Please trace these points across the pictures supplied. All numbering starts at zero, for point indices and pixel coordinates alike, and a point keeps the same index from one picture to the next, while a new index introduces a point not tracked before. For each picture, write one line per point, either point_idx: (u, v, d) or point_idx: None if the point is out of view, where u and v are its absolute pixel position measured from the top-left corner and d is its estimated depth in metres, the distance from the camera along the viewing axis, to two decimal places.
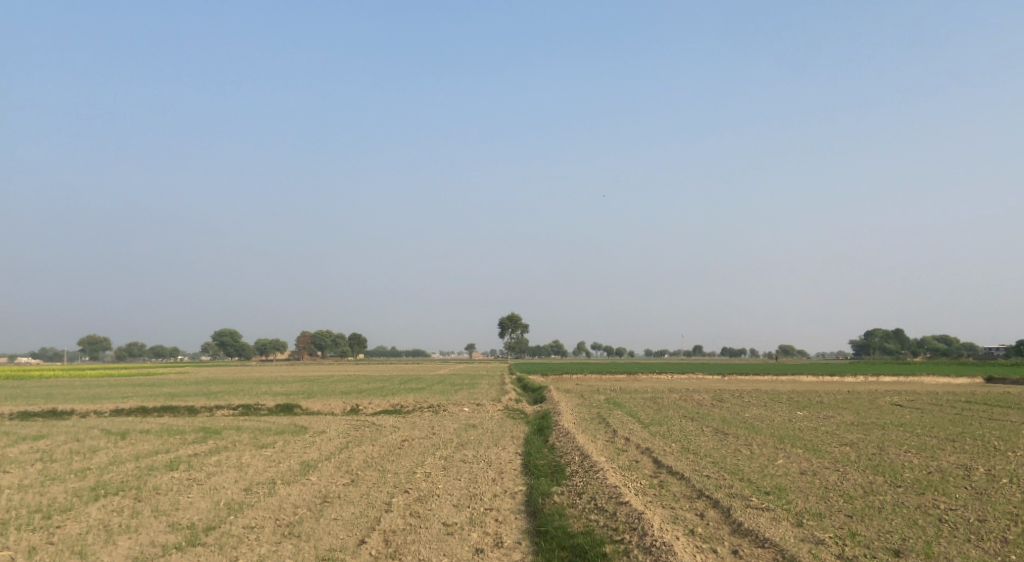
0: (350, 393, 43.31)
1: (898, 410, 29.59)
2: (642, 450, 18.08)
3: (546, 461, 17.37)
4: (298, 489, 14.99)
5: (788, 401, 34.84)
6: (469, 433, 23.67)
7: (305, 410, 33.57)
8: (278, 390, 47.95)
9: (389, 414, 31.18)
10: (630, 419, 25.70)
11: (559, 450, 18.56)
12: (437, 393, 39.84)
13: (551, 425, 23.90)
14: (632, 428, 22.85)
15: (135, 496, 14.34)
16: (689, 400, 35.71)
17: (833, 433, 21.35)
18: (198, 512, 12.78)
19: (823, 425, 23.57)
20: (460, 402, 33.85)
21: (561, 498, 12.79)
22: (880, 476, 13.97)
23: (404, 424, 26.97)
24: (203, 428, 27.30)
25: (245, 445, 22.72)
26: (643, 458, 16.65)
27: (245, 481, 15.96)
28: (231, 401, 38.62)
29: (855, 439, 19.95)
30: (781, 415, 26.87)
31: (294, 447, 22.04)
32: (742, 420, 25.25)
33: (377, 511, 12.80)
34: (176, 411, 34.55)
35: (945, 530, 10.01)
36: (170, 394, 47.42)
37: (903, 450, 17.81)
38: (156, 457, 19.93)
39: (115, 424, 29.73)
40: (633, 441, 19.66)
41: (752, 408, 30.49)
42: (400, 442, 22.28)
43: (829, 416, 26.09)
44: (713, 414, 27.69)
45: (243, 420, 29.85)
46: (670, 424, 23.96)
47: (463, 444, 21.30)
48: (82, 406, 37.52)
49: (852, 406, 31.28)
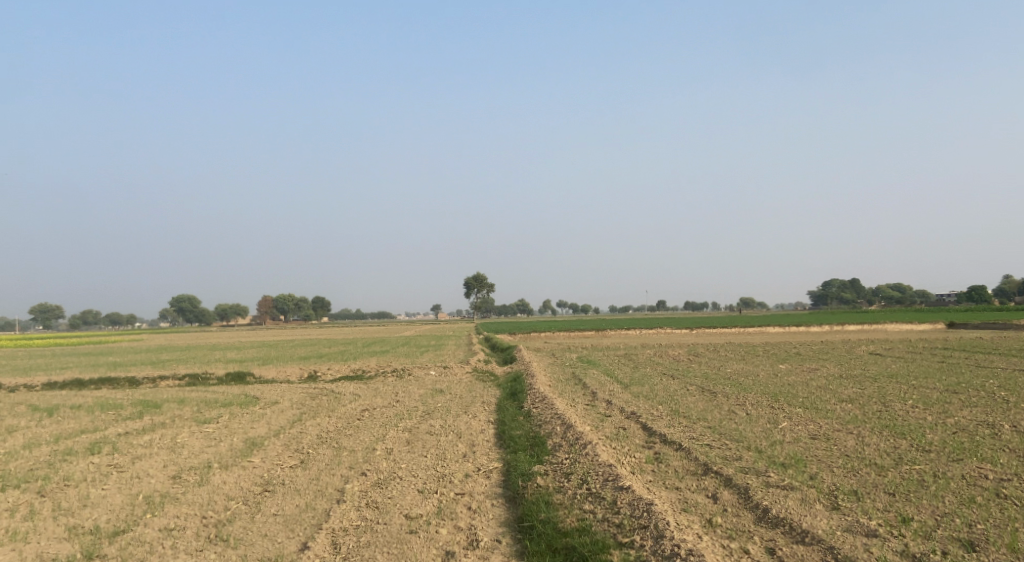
0: (309, 358, 41.13)
1: (881, 360, 28.28)
2: (628, 416, 16.25)
3: (523, 432, 15.37)
4: (235, 476, 12.91)
5: (766, 354, 33.45)
6: (435, 400, 21.65)
7: (258, 379, 31.40)
8: (233, 357, 45.66)
9: (349, 380, 29.23)
10: (607, 379, 23.94)
11: (537, 418, 16.61)
12: (401, 356, 37.84)
13: (525, 389, 22.01)
14: (612, 390, 21.04)
15: (36, 493, 12.28)
16: (665, 356, 34.29)
17: (828, 388, 19.73)
18: (109, 511, 10.96)
19: (813, 379, 22.06)
20: (425, 366, 31.86)
21: (545, 481, 10.84)
22: (904, 439, 12.23)
23: (365, 391, 24.95)
24: (143, 401, 25.08)
25: (186, 420, 20.58)
26: (630, 425, 14.81)
27: (175, 468, 13.87)
28: (178, 370, 36.30)
29: (854, 395, 18.27)
30: (764, 370, 25.30)
31: (240, 421, 19.98)
32: (726, 376, 23.58)
33: (327, 502, 10.76)
34: (116, 382, 32.19)
35: (1013, 510, 8.26)
36: (116, 362, 44.92)
37: (911, 406, 16.11)
38: (79, 440, 17.86)
39: (46, 400, 27.34)
40: (616, 405, 17.85)
41: (732, 362, 28.93)
42: (360, 412, 20.19)
43: (815, 370, 24.76)
44: (694, 370, 26.21)
45: (188, 392, 27.56)
46: (652, 384, 22.17)
47: (429, 413, 19.26)
48: (15, 379, 34.94)
49: (833, 357, 30.14)
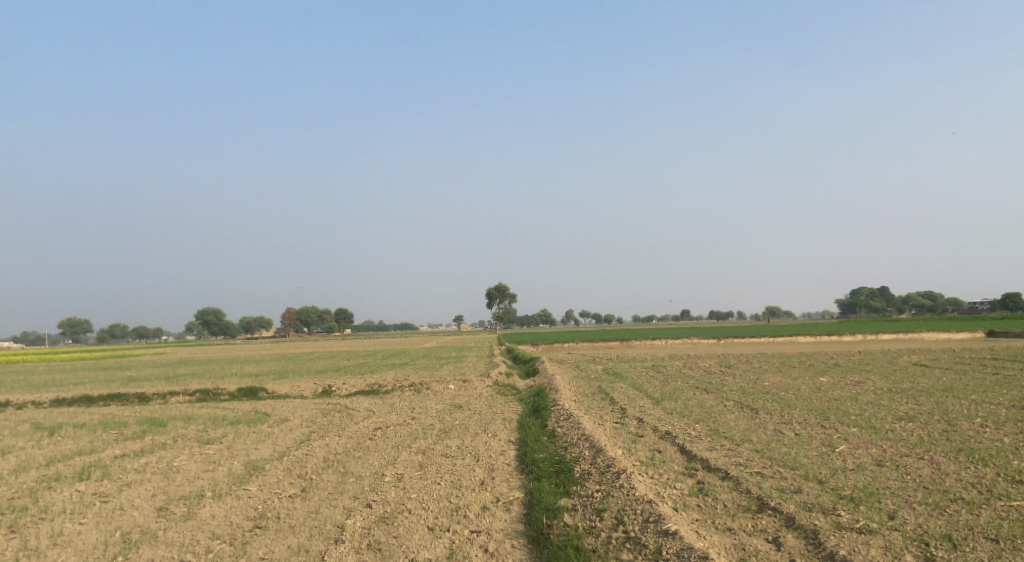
0: (326, 372, 39.88)
1: (929, 373, 26.37)
2: (663, 436, 14.74)
3: (546, 456, 13.90)
4: (227, 508, 11.62)
5: (803, 366, 31.59)
6: (453, 417, 20.25)
7: (270, 394, 30.18)
8: (250, 371, 44.54)
9: (365, 395, 27.91)
10: (637, 394, 22.37)
11: (562, 440, 15.13)
12: (420, 369, 36.46)
13: (548, 405, 20.54)
14: (643, 406, 19.53)
15: (6, 529, 11.06)
16: (696, 367, 32.63)
17: (880, 404, 18.07)
18: (79, 553, 9.73)
19: (861, 393, 20.38)
20: (444, 379, 30.45)
21: (574, 519, 9.42)
22: (987, 466, 10.67)
23: (380, 408, 23.61)
24: (150, 419, 23.97)
25: (188, 441, 19.36)
26: (666, 448, 13.29)
27: (163, 498, 12.57)
28: (191, 384, 35.20)
29: (912, 412, 16.56)
30: (806, 383, 23.64)
31: (244, 442, 18.68)
32: (765, 391, 21.92)
33: (324, 543, 9.43)
34: (126, 398, 31.16)
35: None
36: (131, 378, 43.94)
37: (980, 425, 14.44)
38: (71, 464, 16.66)
39: (52, 417, 26.34)
40: (649, 423, 16.36)
41: (768, 375, 27.17)
42: (372, 431, 18.81)
43: (860, 383, 23.06)
44: (729, 384, 24.61)
45: (196, 409, 26.39)
46: (685, 400, 20.55)
47: (445, 432, 17.86)
48: (25, 395, 34.06)
49: (877, 369, 28.27)
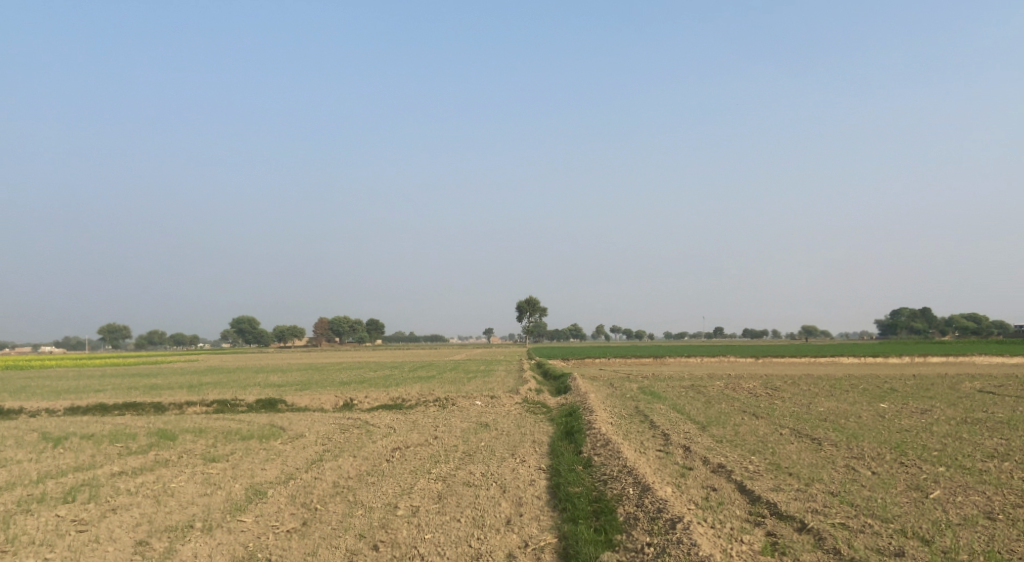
0: (351, 384, 38.36)
1: (1001, 402, 23.97)
2: (716, 470, 12.90)
3: (583, 491, 12.11)
4: (214, 545, 10.08)
5: (856, 389, 29.37)
6: (479, 438, 18.52)
7: (290, 406, 28.72)
8: (275, 380, 43.18)
9: (388, 410, 26.33)
10: (679, 417, 20.45)
11: (600, 471, 13.33)
12: (447, 383, 34.79)
13: (582, 427, 18.78)
14: (688, 432, 17.62)
15: None
16: (739, 389, 30.57)
17: (959, 437, 16.02)
18: None
19: (933, 424, 18.30)
20: (471, 394, 28.75)
21: None
22: None
23: (401, 424, 21.96)
24: (160, 431, 22.61)
25: (193, 457, 17.85)
26: (723, 486, 11.48)
27: (145, 528, 11.00)
28: (210, 394, 33.85)
29: (1000, 448, 14.51)
30: (866, 410, 21.56)
31: (252, 461, 17.12)
32: (821, 417, 19.89)
33: None
34: (142, 408, 29.91)
35: None
36: (153, 385, 42.71)
37: None
38: (62, 482, 15.19)
39: (63, 427, 25.09)
40: (698, 453, 14.49)
41: (821, 399, 25.04)
42: (389, 452, 17.15)
43: (927, 411, 20.93)
44: (779, 408, 22.60)
45: (211, 421, 24.94)
46: (734, 426, 18.55)
47: (469, 455, 16.16)
48: (42, 401, 32.93)
49: (940, 395, 26.01)
